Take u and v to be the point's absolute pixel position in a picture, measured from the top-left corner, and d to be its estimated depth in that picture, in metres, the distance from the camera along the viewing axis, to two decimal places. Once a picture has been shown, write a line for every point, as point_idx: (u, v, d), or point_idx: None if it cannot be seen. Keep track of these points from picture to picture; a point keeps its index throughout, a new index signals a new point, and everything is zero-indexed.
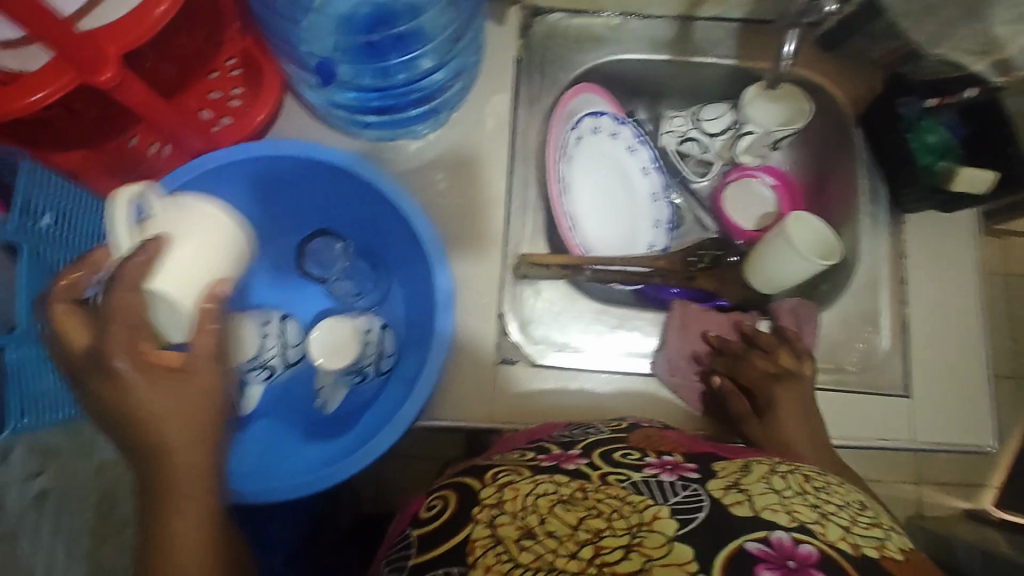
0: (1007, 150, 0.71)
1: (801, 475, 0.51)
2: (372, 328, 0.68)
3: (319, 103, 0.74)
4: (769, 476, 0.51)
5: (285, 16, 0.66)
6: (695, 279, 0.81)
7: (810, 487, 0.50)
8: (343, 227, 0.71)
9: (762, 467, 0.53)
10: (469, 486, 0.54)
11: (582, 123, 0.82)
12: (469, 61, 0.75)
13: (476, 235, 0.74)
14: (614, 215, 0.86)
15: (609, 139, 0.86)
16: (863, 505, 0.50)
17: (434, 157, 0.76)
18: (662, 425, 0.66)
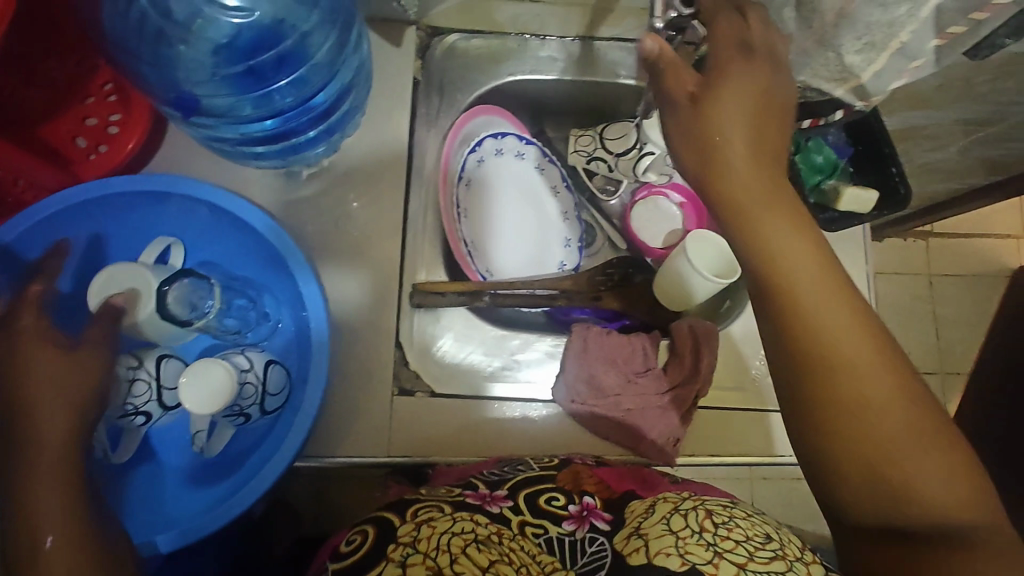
0: (890, 170, 0.73)
1: (704, 510, 0.54)
2: (252, 368, 0.62)
3: (200, 137, 0.68)
4: (670, 515, 0.54)
5: (150, 57, 0.63)
6: (601, 299, 0.82)
7: (710, 524, 0.52)
8: (229, 258, 0.69)
9: (666, 503, 0.56)
10: (391, 520, 0.55)
11: (482, 144, 0.83)
12: (360, 79, 0.72)
13: (372, 264, 0.72)
14: (520, 236, 0.86)
15: (515, 161, 0.87)
16: (766, 535, 0.52)
17: (329, 183, 0.74)
18: (594, 461, 0.68)
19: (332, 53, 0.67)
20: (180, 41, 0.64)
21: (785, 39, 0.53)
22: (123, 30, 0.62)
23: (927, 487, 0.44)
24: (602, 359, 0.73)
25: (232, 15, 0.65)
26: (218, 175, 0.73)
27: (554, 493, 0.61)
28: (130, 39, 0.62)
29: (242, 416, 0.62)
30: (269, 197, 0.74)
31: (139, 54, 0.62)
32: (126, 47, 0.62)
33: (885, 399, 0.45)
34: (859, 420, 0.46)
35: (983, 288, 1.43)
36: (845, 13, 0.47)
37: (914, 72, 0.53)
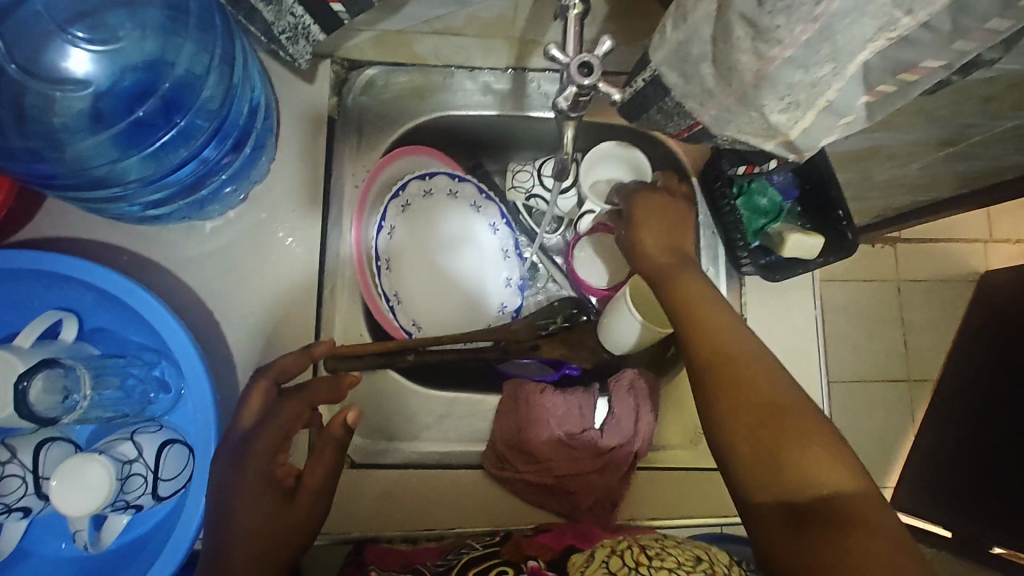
0: (835, 214, 0.69)
1: (638, 548, 0.47)
2: (139, 456, 0.57)
3: (86, 206, 0.61)
4: (607, 559, 0.47)
5: (15, 143, 0.57)
6: (538, 347, 0.76)
7: (645, 557, 0.46)
8: (120, 325, 0.62)
9: (603, 548, 0.49)
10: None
11: (407, 188, 0.76)
12: (262, 124, 0.65)
13: (285, 326, 0.67)
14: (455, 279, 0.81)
15: (446, 198, 0.80)
16: (697, 558, 0.46)
17: (235, 237, 0.68)
18: (534, 530, 0.64)
19: (219, 94, 0.59)
20: (46, 107, 0.59)
21: (705, 94, 0.48)
22: None
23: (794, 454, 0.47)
24: (536, 420, 0.70)
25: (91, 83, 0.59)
26: (111, 234, 0.66)
27: (501, 566, 0.53)
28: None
29: (129, 509, 0.57)
30: (168, 255, 0.67)
31: (4, 140, 0.56)
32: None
33: (776, 390, 0.50)
34: (756, 405, 0.49)
35: (952, 292, 1.40)
36: (763, 75, 0.42)
37: (846, 128, 0.47)
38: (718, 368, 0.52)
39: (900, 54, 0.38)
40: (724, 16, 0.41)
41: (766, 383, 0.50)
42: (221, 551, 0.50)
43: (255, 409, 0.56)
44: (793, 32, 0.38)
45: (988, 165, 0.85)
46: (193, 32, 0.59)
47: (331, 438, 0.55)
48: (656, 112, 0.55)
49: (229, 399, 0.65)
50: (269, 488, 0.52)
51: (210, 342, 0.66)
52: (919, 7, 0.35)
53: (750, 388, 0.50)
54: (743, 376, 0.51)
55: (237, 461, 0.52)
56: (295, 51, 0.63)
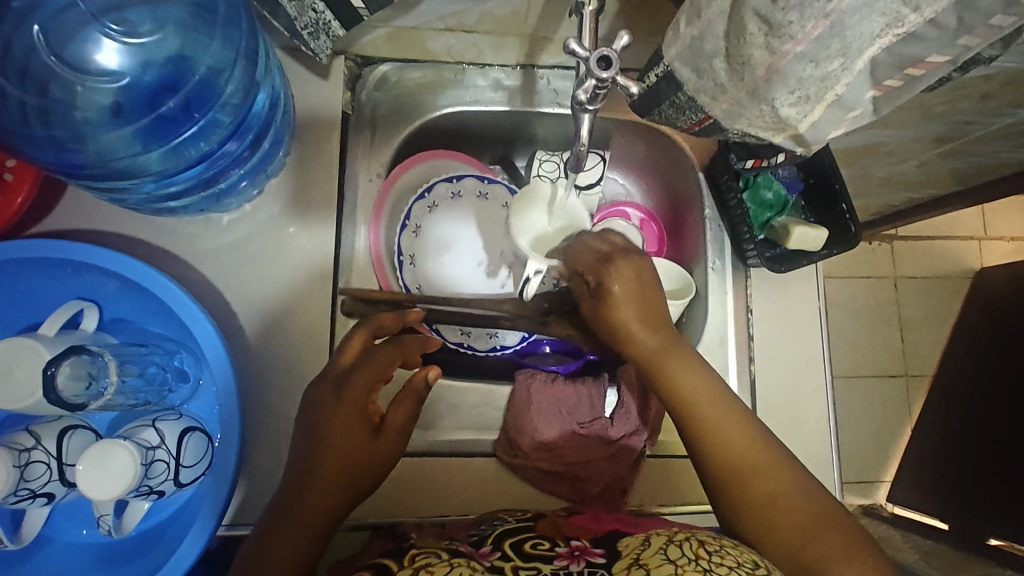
0: (839, 207, 0.71)
1: (696, 541, 0.50)
2: (162, 443, 0.58)
3: (107, 198, 0.62)
4: (665, 546, 0.50)
5: (40, 134, 0.58)
6: (546, 327, 0.78)
7: (705, 551, 0.48)
8: (141, 315, 0.64)
9: (661, 537, 0.52)
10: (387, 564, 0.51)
11: (435, 190, 0.80)
12: (279, 118, 0.66)
13: (301, 317, 0.68)
14: (469, 258, 0.82)
15: (476, 201, 0.83)
16: (756, 563, 0.48)
17: (251, 230, 0.69)
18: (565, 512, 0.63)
19: (241, 90, 0.61)
20: (69, 100, 0.60)
21: (717, 89, 0.49)
22: (4, 118, 0.57)
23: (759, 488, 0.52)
24: (547, 410, 0.71)
25: (114, 77, 0.61)
26: (129, 226, 0.67)
27: (538, 539, 0.56)
28: (12, 119, 0.57)
29: (153, 495, 0.58)
30: (184, 246, 0.68)
31: (29, 132, 0.58)
32: (11, 131, 0.57)
33: (733, 431, 0.55)
34: (718, 451, 0.54)
35: (948, 287, 1.42)
36: (775, 69, 0.43)
37: (853, 122, 0.49)
38: (682, 408, 0.56)
39: (907, 49, 0.40)
40: (739, 12, 0.42)
41: (726, 423, 0.55)
42: (305, 470, 0.52)
43: (353, 349, 0.59)
44: (806, 28, 0.39)
45: (984, 161, 0.87)
46: (218, 28, 0.60)
47: (412, 392, 0.59)
48: (668, 106, 0.57)
49: (247, 388, 0.67)
50: (361, 422, 0.55)
51: (228, 332, 0.68)
52: (926, 5, 0.36)
53: (710, 433, 0.55)
54: (703, 417, 0.55)
55: (335, 391, 0.55)
56: (316, 47, 0.65)
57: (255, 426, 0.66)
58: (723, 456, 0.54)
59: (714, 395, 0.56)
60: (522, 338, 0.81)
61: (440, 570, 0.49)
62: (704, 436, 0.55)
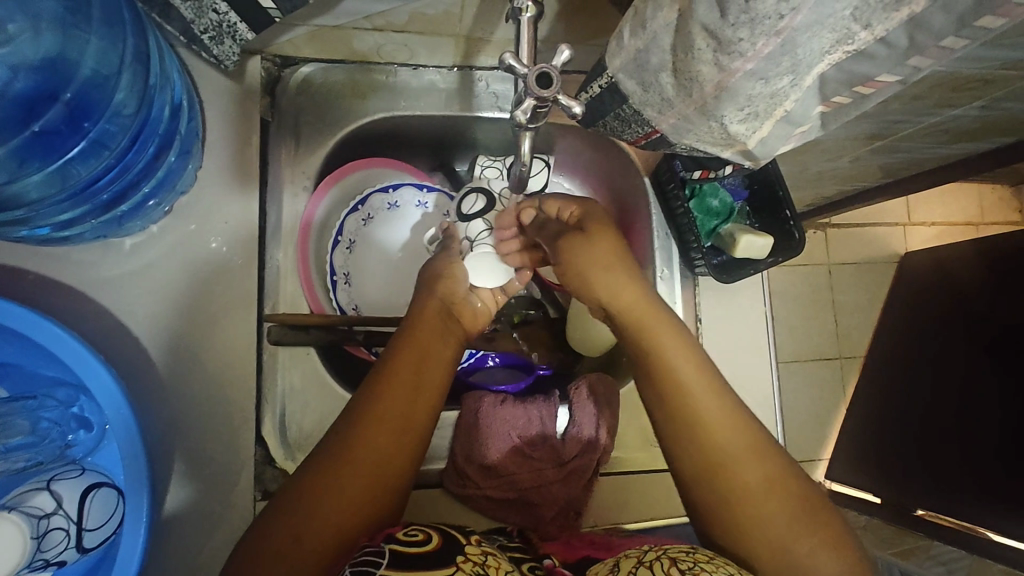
0: (783, 214, 0.71)
1: (668, 560, 0.46)
2: (58, 508, 0.50)
3: None
4: (636, 569, 0.46)
5: None
6: (495, 341, 0.75)
7: (678, 570, 0.44)
8: (28, 359, 0.55)
9: (631, 558, 0.48)
10: (455, 537, 0.49)
11: (370, 201, 0.75)
12: (184, 127, 0.58)
13: (224, 350, 0.62)
14: (408, 263, 0.77)
15: (416, 210, 0.78)
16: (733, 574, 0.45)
17: (161, 255, 0.62)
18: (517, 539, 0.60)
19: (134, 98, 0.53)
20: None
21: (664, 103, 0.46)
22: None
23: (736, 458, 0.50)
24: (497, 433, 0.68)
25: None
26: (11, 254, 0.58)
27: (534, 563, 0.53)
28: None
29: (52, 565, 0.51)
30: (82, 277, 0.60)
31: None
32: None
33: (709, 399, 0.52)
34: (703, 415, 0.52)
35: (878, 274, 1.47)
36: (724, 86, 0.41)
37: (800, 136, 0.47)
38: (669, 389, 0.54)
39: (856, 66, 0.38)
40: (686, 25, 0.39)
41: (709, 401, 0.52)
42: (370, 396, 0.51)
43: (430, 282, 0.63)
44: (755, 45, 0.37)
45: (911, 158, 0.88)
46: (98, 26, 0.52)
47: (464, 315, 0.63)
48: (613, 118, 0.54)
49: (165, 432, 0.60)
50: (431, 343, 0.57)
51: (138, 371, 0.60)
52: (877, 22, 0.34)
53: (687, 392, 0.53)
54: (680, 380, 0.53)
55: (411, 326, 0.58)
56: (219, 52, 0.60)
57: (175, 474, 0.60)
58: (701, 432, 0.51)
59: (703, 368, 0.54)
60: (470, 355, 0.77)
61: (506, 564, 0.48)
62: (684, 421, 0.52)
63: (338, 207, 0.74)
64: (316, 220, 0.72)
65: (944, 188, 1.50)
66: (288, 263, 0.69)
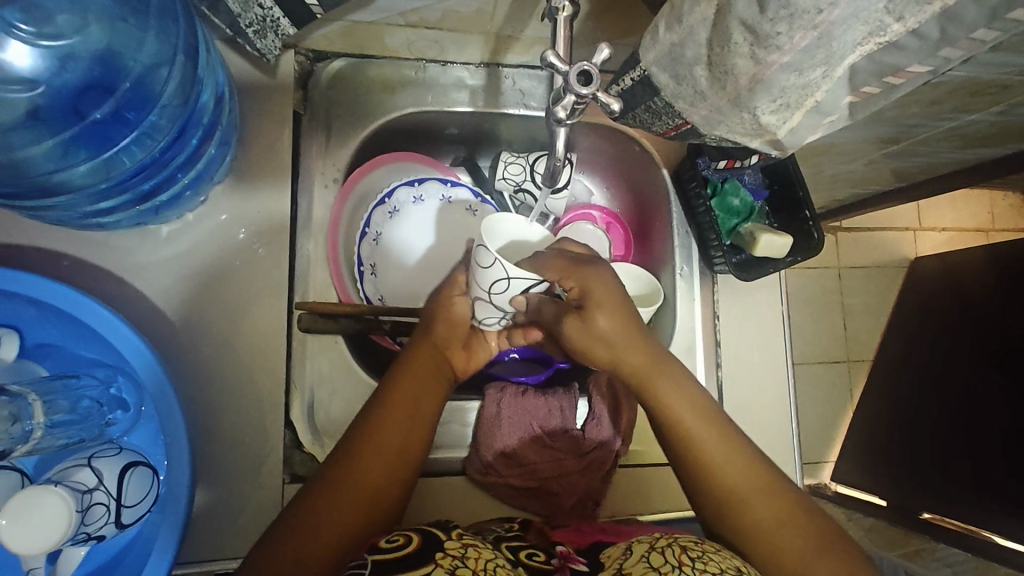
0: (802, 214, 0.72)
1: (678, 547, 0.48)
2: (99, 485, 0.52)
3: (29, 215, 0.56)
4: (648, 553, 0.48)
5: None
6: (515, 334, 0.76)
7: (687, 558, 0.46)
8: (67, 340, 0.57)
9: (642, 543, 0.50)
10: (433, 534, 0.50)
11: (396, 194, 0.77)
12: (224, 120, 0.60)
13: (255, 336, 0.64)
14: (431, 255, 0.80)
15: (439, 203, 0.80)
16: (739, 568, 0.47)
17: (196, 243, 0.63)
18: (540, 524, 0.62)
19: (180, 93, 0.55)
20: None
21: (697, 95, 0.48)
22: None
23: (726, 479, 0.54)
24: (517, 423, 0.69)
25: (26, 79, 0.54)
26: (52, 238, 0.60)
27: (533, 550, 0.54)
28: None
29: (89, 541, 0.52)
30: (120, 262, 0.62)
31: None
32: None
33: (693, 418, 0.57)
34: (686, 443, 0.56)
35: (887, 278, 1.48)
36: (758, 78, 0.42)
37: (828, 126, 0.48)
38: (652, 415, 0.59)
39: (887, 57, 0.39)
40: (723, 21, 0.41)
41: (698, 427, 0.56)
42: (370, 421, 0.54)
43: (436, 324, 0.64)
44: (793, 38, 0.38)
45: (925, 162, 0.89)
46: (152, 20, 0.54)
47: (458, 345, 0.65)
48: (643, 110, 0.56)
49: (197, 412, 0.62)
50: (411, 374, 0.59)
51: (172, 354, 0.62)
52: (910, 14, 0.35)
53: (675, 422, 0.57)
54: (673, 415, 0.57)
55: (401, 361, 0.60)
56: (263, 46, 0.62)
57: (206, 455, 0.62)
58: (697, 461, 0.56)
59: (705, 411, 0.57)
60: None
61: (487, 553, 0.49)
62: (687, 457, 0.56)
63: (365, 199, 0.75)
64: (344, 218, 0.72)
65: (956, 193, 1.51)
66: (320, 254, 0.69)
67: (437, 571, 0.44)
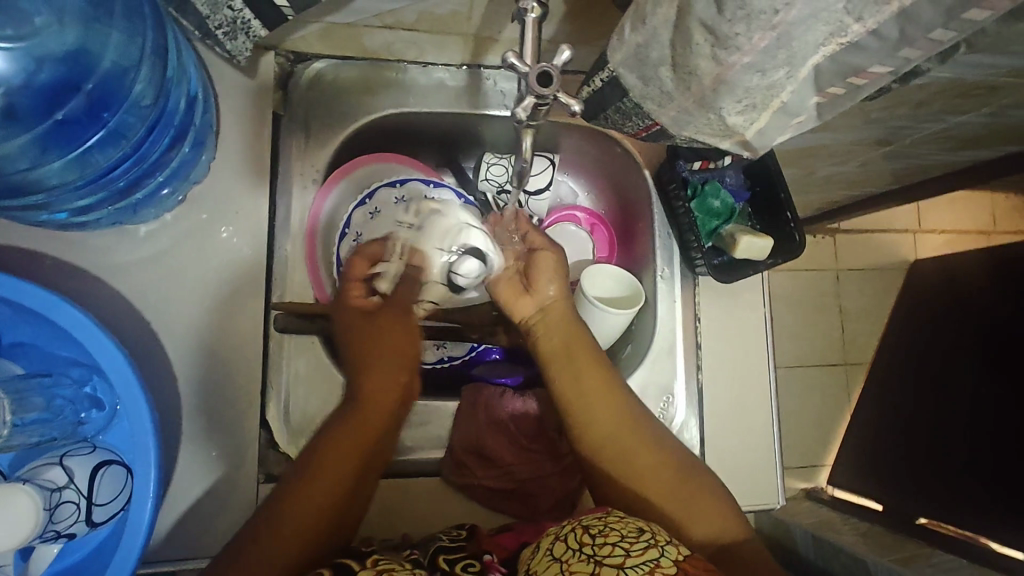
0: (783, 216, 0.71)
1: (581, 529, 0.47)
2: (70, 483, 0.52)
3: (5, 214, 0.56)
4: (552, 545, 0.47)
5: None
6: (495, 335, 0.76)
7: (588, 536, 0.46)
8: (42, 338, 0.57)
9: (548, 536, 0.49)
10: (349, 564, 0.49)
11: (376, 195, 0.76)
12: (199, 120, 0.60)
13: (231, 336, 0.64)
14: None
15: (422, 205, 0.78)
16: (639, 527, 0.47)
17: (173, 243, 0.64)
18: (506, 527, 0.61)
19: (151, 89, 0.55)
20: None
21: (665, 96, 0.48)
22: None
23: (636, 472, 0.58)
24: (493, 425, 0.70)
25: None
26: (29, 236, 0.61)
27: (469, 560, 0.54)
28: None
29: (59, 539, 0.53)
30: (97, 261, 0.62)
31: None
32: None
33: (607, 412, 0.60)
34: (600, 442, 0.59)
35: (884, 281, 1.47)
36: (722, 79, 0.42)
37: (798, 127, 0.48)
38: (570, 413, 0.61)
39: (849, 58, 0.39)
40: (684, 21, 0.41)
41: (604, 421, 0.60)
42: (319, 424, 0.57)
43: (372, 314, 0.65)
44: (752, 39, 0.38)
45: (918, 164, 0.88)
46: (125, 19, 0.54)
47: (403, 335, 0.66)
48: (615, 111, 0.56)
49: (172, 411, 0.62)
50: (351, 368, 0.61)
51: (148, 352, 0.62)
52: (869, 15, 0.35)
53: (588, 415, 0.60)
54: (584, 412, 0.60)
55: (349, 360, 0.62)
56: (233, 47, 0.62)
57: (181, 454, 0.62)
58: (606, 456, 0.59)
59: (627, 421, 0.60)
60: (471, 348, 0.79)
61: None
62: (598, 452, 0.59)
63: (346, 198, 0.75)
64: (322, 216, 0.73)
65: (955, 195, 1.49)
66: (297, 250, 0.70)
67: None
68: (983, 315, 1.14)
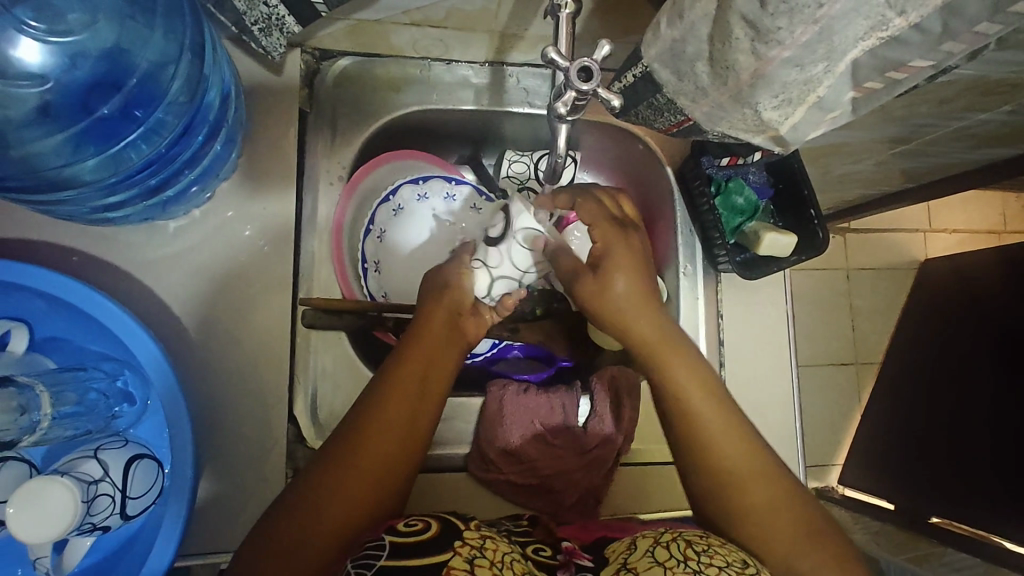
0: (807, 213, 0.71)
1: (683, 541, 0.49)
2: (105, 476, 0.53)
3: (40, 210, 0.57)
4: (652, 548, 0.49)
5: None
6: (518, 331, 0.77)
7: (693, 551, 0.47)
8: (76, 333, 0.58)
9: (647, 538, 0.51)
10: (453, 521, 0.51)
11: (398, 193, 0.76)
12: (231, 117, 0.61)
13: (259, 332, 0.64)
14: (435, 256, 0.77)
15: (443, 202, 0.78)
16: (744, 560, 0.47)
17: (202, 238, 0.64)
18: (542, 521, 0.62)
19: (186, 87, 0.56)
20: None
21: (699, 91, 0.48)
22: None
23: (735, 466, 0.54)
24: (520, 421, 0.69)
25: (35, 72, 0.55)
26: (60, 232, 0.61)
27: (540, 544, 0.55)
28: None
29: (94, 531, 0.53)
30: (127, 257, 0.63)
31: None
32: None
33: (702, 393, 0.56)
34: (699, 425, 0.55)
35: (897, 280, 1.47)
36: (759, 74, 0.42)
37: (831, 122, 0.48)
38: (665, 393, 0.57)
39: (890, 52, 0.39)
40: (724, 15, 0.41)
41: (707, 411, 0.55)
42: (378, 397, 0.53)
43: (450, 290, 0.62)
44: (794, 33, 0.38)
45: (936, 162, 0.88)
46: (159, 17, 0.55)
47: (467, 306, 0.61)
48: (645, 107, 0.56)
49: (201, 406, 0.63)
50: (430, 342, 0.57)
51: (178, 347, 0.63)
52: (912, 9, 0.35)
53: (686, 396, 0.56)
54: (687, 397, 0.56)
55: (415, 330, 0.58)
56: (267, 44, 0.63)
57: (210, 448, 0.62)
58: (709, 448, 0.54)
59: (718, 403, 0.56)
60: (493, 345, 0.78)
61: (503, 547, 0.50)
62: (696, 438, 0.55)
63: (369, 197, 0.75)
64: (347, 221, 0.72)
65: (969, 194, 1.49)
66: (324, 249, 0.70)
67: (456, 560, 0.45)
68: (999, 314, 1.14)
